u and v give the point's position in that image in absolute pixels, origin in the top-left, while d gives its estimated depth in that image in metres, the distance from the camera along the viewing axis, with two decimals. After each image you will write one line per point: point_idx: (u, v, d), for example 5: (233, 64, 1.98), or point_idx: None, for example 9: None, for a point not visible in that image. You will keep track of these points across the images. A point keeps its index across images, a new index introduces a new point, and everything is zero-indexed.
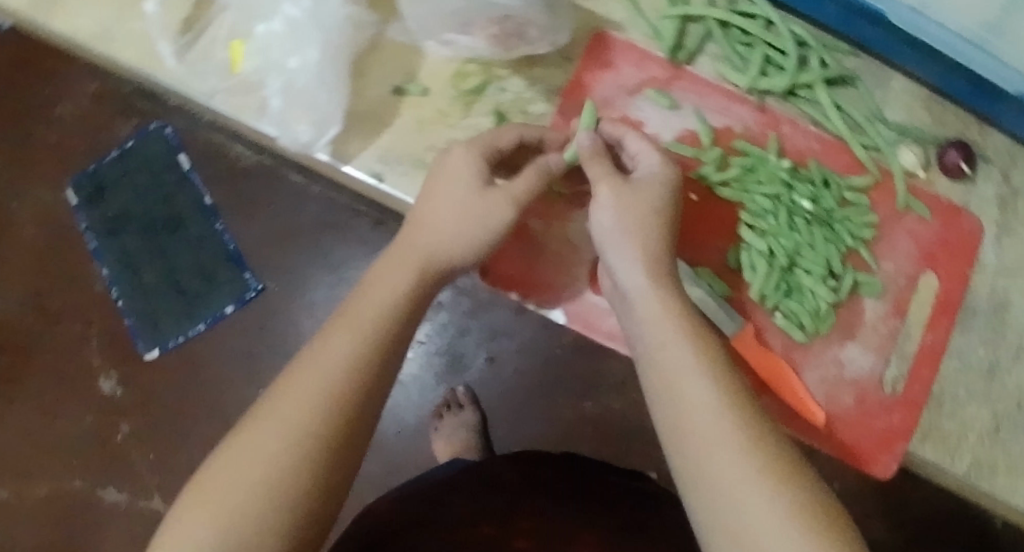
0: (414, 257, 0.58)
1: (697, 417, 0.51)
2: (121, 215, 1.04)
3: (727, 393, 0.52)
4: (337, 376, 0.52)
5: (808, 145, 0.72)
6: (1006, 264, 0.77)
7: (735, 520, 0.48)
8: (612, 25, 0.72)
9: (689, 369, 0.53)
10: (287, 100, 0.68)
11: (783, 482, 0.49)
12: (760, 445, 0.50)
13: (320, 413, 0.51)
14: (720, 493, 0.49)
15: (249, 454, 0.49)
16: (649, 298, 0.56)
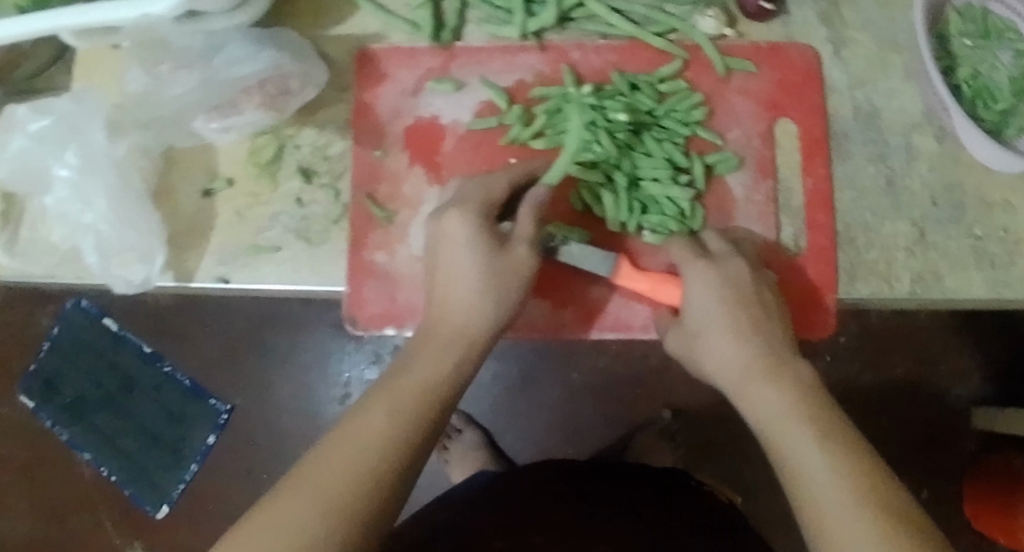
0: (452, 339, 0.58)
1: (777, 425, 0.54)
2: (76, 400, 1.05)
3: (795, 401, 0.55)
4: (368, 439, 0.51)
5: (604, 60, 0.71)
6: (856, 75, 0.74)
7: (828, 520, 0.48)
8: (373, 38, 0.71)
9: (760, 386, 0.57)
10: (111, 250, 0.69)
11: (862, 473, 0.49)
12: (834, 441, 0.51)
13: (350, 478, 0.50)
14: (811, 497, 0.49)
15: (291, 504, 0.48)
16: (718, 330, 0.61)
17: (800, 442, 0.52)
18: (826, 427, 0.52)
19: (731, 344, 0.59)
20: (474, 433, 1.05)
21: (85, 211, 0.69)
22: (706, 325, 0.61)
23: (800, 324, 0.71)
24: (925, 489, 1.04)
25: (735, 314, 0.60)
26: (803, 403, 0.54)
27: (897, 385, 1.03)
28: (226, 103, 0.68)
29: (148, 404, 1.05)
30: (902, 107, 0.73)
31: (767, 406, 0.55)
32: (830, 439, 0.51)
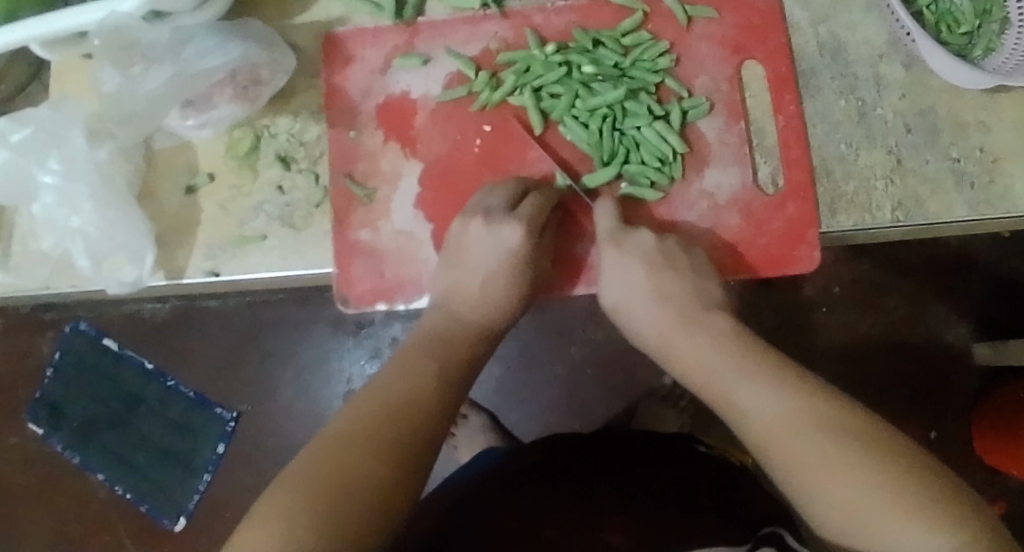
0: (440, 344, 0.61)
1: (709, 366, 0.60)
2: (85, 421, 1.07)
3: (719, 342, 0.61)
4: (406, 392, 0.57)
5: (566, 20, 0.72)
6: (818, 12, 0.74)
7: (767, 431, 0.54)
8: (338, 23, 0.72)
9: (682, 334, 0.62)
10: (99, 254, 0.69)
11: (785, 386, 0.56)
12: (764, 369, 0.57)
13: (387, 410, 0.56)
14: (754, 417, 0.55)
15: (334, 443, 0.53)
16: (633, 291, 0.65)
17: (747, 395, 0.56)
18: (768, 377, 0.56)
19: (660, 308, 0.64)
20: (480, 417, 1.05)
21: (72, 216, 0.68)
22: (636, 303, 0.65)
23: (782, 261, 0.71)
24: (934, 429, 1.03)
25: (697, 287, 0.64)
26: (741, 362, 0.58)
27: (894, 326, 1.03)
28: (200, 98, 0.69)
29: (155, 419, 1.07)
30: (867, 38, 0.74)
31: (699, 360, 0.60)
32: (771, 384, 0.56)
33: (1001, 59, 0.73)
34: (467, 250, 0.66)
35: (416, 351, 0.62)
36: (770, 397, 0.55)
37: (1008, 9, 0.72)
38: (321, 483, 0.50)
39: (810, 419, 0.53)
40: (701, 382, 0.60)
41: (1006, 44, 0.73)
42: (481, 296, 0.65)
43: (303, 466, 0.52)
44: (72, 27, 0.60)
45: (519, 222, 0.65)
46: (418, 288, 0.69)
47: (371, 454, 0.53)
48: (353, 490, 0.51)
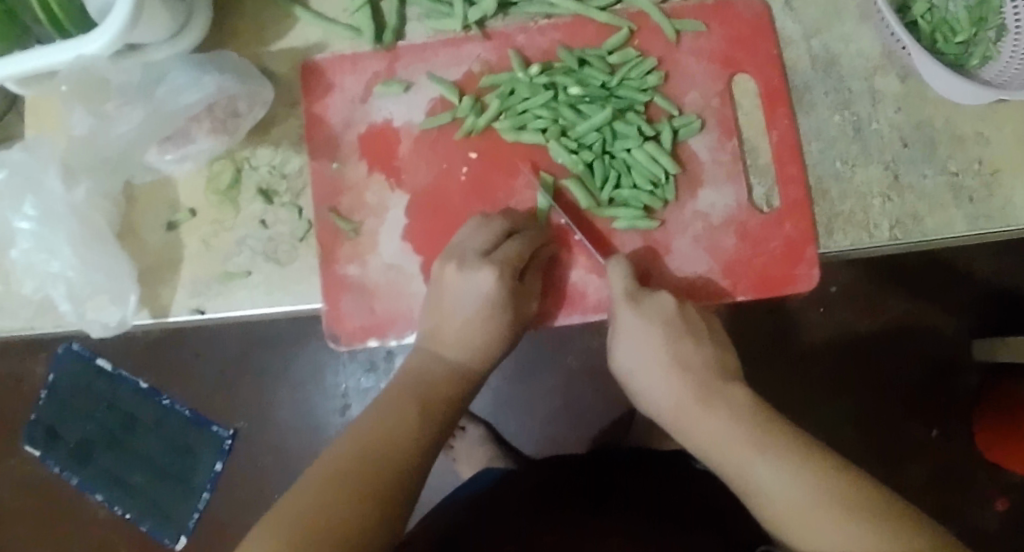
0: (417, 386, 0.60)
1: (719, 447, 0.57)
2: (81, 443, 1.06)
3: (732, 418, 0.57)
4: (389, 436, 0.56)
5: (551, 40, 0.69)
6: (810, 23, 0.72)
7: (788, 517, 0.52)
8: (316, 49, 0.70)
9: (697, 409, 0.59)
10: (83, 295, 0.68)
11: (802, 464, 0.54)
12: (778, 445, 0.55)
13: (369, 458, 0.54)
14: (772, 499, 0.53)
15: (308, 490, 0.52)
16: (641, 350, 0.62)
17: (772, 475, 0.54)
18: (797, 458, 0.54)
19: (668, 379, 0.60)
20: (478, 429, 1.04)
21: (52, 261, 0.67)
22: (653, 381, 0.61)
23: (778, 281, 0.69)
24: (936, 428, 1.02)
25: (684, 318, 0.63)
26: (762, 441, 0.56)
27: (895, 326, 1.02)
28: (176, 133, 0.67)
29: (152, 440, 1.06)
30: (861, 50, 0.72)
31: (714, 436, 0.57)
32: (794, 460, 0.54)
33: (999, 68, 0.71)
34: (444, 296, 0.64)
35: (398, 395, 0.60)
36: (787, 475, 0.53)
37: (1003, 15, 0.70)
38: (325, 543, 0.49)
39: (831, 502, 0.51)
40: (713, 453, 0.57)
41: (1004, 52, 0.71)
42: (470, 334, 0.63)
43: (297, 511, 0.50)
44: (43, 67, 0.58)
45: (494, 268, 0.62)
46: (409, 323, 0.68)
47: (346, 498, 0.51)
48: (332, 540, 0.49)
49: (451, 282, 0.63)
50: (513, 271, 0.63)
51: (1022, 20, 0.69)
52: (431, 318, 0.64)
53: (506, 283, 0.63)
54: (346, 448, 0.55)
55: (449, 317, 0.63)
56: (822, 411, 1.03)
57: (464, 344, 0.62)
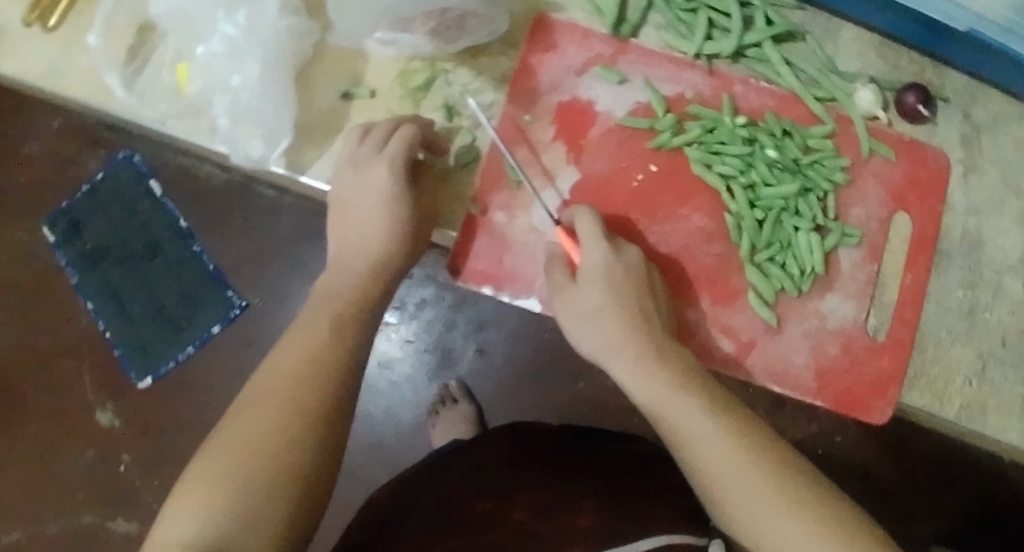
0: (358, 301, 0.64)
1: (678, 425, 0.59)
2: (98, 249, 1.04)
3: (691, 397, 0.60)
4: (319, 358, 0.60)
5: (763, 102, 0.72)
6: (974, 201, 0.77)
7: (737, 501, 0.57)
8: (554, 7, 0.72)
9: (659, 387, 0.60)
10: (240, 119, 0.68)
11: (753, 455, 0.58)
12: (727, 429, 0.59)
13: (302, 377, 0.59)
14: (721, 480, 0.58)
15: (243, 428, 0.56)
16: (608, 325, 0.63)
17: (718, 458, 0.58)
18: (744, 442, 0.58)
19: (635, 344, 0.62)
20: (468, 406, 1.04)
21: (234, 75, 0.67)
22: (616, 353, 0.63)
23: (859, 404, 0.72)
24: None
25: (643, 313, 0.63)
26: (717, 409, 0.60)
27: (880, 496, 1.07)
28: (399, 20, 0.68)
29: (166, 278, 1.03)
30: (1004, 245, 0.77)
31: (672, 408, 0.60)
32: (743, 444, 0.58)
33: None
34: (346, 177, 0.66)
35: (316, 316, 0.63)
36: (741, 462, 0.57)
37: None
38: (255, 470, 0.54)
39: (783, 497, 0.56)
40: (670, 427, 0.60)
41: None
42: (370, 223, 0.65)
43: (232, 446, 0.55)
44: None
45: (382, 165, 0.64)
46: (528, 288, 0.69)
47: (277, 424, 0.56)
48: (259, 467, 0.55)
49: (362, 164, 0.65)
50: (405, 163, 0.65)
51: None
52: (340, 219, 0.66)
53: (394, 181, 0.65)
54: (284, 376, 0.59)
55: (365, 219, 0.65)
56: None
57: (370, 252, 0.65)
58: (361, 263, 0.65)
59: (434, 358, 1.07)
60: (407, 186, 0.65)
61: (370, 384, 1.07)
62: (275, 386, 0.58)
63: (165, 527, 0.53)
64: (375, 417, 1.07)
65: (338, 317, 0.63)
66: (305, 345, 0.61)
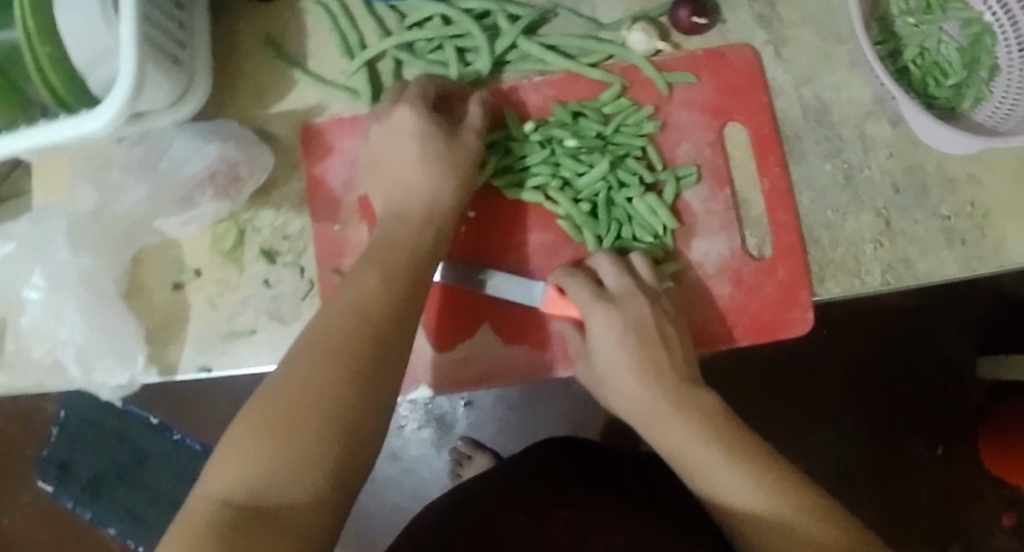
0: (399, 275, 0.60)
1: (694, 454, 0.60)
2: (95, 477, 1.08)
3: (701, 428, 0.61)
4: (365, 297, 0.58)
5: (544, 95, 0.71)
6: (802, 71, 0.73)
7: (749, 526, 0.57)
8: (314, 111, 0.71)
9: (670, 420, 0.61)
10: (91, 358, 0.71)
11: (765, 477, 0.58)
12: (739, 454, 0.59)
13: (351, 317, 0.57)
14: (733, 506, 0.58)
15: (289, 371, 0.54)
16: (616, 372, 0.64)
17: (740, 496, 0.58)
18: (741, 453, 0.59)
19: (638, 388, 0.63)
20: (484, 456, 1.01)
21: (60, 327, 0.71)
22: (623, 391, 0.64)
23: (775, 326, 0.70)
24: (941, 445, 1.01)
25: (639, 349, 0.63)
26: (728, 439, 0.60)
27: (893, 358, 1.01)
28: (181, 199, 0.70)
29: (164, 473, 1.07)
30: (852, 97, 0.73)
31: (682, 441, 0.61)
32: (753, 469, 0.58)
33: (990, 109, 0.73)
34: (383, 145, 0.66)
35: (365, 265, 0.61)
36: (751, 488, 0.58)
37: (996, 57, 0.73)
38: (302, 413, 0.52)
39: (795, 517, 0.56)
40: (680, 458, 0.61)
41: (995, 93, 0.73)
42: (420, 183, 0.64)
43: (283, 388, 0.53)
44: (48, 141, 0.62)
45: (407, 104, 0.65)
46: (414, 379, 0.70)
47: (322, 364, 0.54)
48: (317, 404, 0.53)
49: (399, 119, 0.65)
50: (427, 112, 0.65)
51: (1014, 61, 0.72)
52: (376, 175, 0.67)
53: (426, 116, 0.65)
54: (330, 317, 0.57)
55: (393, 172, 0.66)
56: (827, 436, 1.02)
57: (421, 196, 0.64)
58: (407, 210, 0.64)
59: (434, 429, 1.06)
60: (447, 138, 0.65)
61: (387, 480, 1.07)
62: (342, 340, 0.55)
63: (209, 483, 0.51)
64: (406, 506, 1.06)
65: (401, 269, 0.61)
66: (364, 282, 0.59)
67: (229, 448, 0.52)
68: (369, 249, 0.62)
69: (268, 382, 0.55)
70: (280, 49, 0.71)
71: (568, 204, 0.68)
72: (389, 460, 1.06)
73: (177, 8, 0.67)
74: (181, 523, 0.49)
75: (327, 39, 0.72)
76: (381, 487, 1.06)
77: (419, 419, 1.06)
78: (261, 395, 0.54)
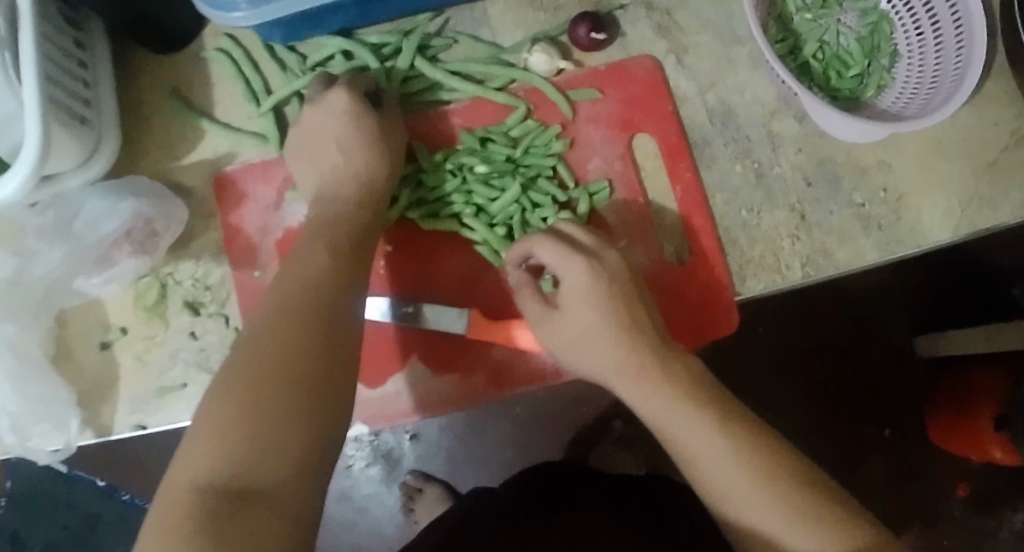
0: (327, 255, 0.61)
1: (701, 446, 0.57)
2: (50, 544, 1.02)
3: (710, 418, 0.58)
4: (314, 275, 0.59)
5: (451, 125, 0.71)
6: (704, 75, 0.74)
7: (758, 520, 0.55)
8: (225, 159, 0.72)
9: (679, 411, 0.58)
10: (25, 426, 0.69)
11: (772, 472, 0.55)
12: (748, 446, 0.56)
13: (303, 294, 0.58)
14: (743, 500, 0.55)
15: (246, 353, 0.54)
16: (614, 370, 0.61)
17: (716, 469, 0.56)
18: (749, 444, 0.57)
19: (642, 383, 0.60)
20: (435, 488, 1.01)
21: None
22: (627, 385, 0.61)
23: (699, 328, 0.72)
24: (890, 427, 1.03)
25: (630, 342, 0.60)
26: (734, 431, 0.57)
27: (839, 337, 1.02)
28: (99, 259, 0.69)
29: (118, 536, 1.02)
30: (756, 98, 0.74)
31: (688, 434, 0.58)
32: (762, 467, 0.56)
33: (893, 96, 0.74)
34: (313, 135, 0.67)
35: (314, 246, 0.62)
36: (757, 487, 0.55)
37: (894, 43, 0.74)
38: (271, 384, 0.52)
39: (806, 509, 0.54)
40: (685, 452, 0.58)
41: (897, 79, 0.74)
42: (346, 170, 0.66)
43: (244, 365, 0.53)
44: None
45: (345, 90, 0.66)
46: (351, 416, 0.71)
47: (281, 338, 0.55)
48: (283, 374, 0.53)
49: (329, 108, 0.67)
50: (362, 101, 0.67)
51: (912, 46, 0.73)
52: (305, 163, 0.68)
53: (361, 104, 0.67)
54: (281, 297, 0.57)
55: (330, 158, 0.66)
56: (791, 419, 1.04)
57: (352, 182, 0.65)
58: (343, 193, 0.65)
59: (382, 467, 1.05)
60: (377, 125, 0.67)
61: (342, 521, 1.05)
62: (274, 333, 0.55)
63: (186, 472, 0.50)
64: (363, 545, 1.06)
65: (341, 244, 0.62)
66: (311, 262, 0.60)
67: (198, 437, 0.51)
68: (318, 230, 0.63)
69: (227, 365, 0.54)
70: (187, 100, 0.72)
71: (484, 230, 0.69)
72: (338, 499, 1.05)
73: (78, 66, 0.66)
74: (167, 513, 0.48)
75: (232, 86, 0.72)
76: (336, 529, 1.05)
77: (366, 457, 1.05)
78: (223, 376, 0.53)
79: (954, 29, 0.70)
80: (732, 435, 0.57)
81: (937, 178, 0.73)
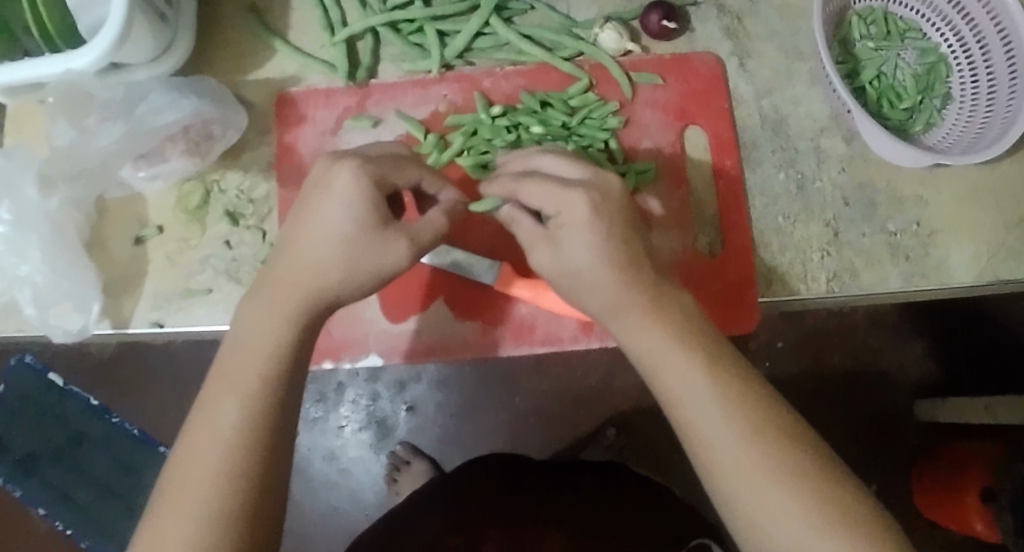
0: (272, 326, 0.51)
1: (697, 413, 0.52)
2: (29, 456, 0.98)
3: (715, 380, 0.52)
4: (264, 335, 0.51)
5: (514, 85, 0.73)
6: (762, 82, 0.76)
7: (749, 503, 0.50)
8: (291, 81, 0.74)
9: (684, 369, 0.53)
10: (48, 303, 0.70)
11: (770, 443, 0.51)
12: (749, 412, 0.51)
13: (259, 352, 0.51)
14: (735, 477, 0.50)
15: (203, 422, 0.49)
16: (617, 322, 0.55)
17: (729, 455, 0.50)
18: (752, 407, 0.52)
19: (649, 334, 0.54)
20: (422, 464, 0.98)
21: (21, 265, 0.69)
22: (636, 341, 0.54)
23: (723, 320, 0.73)
24: (875, 483, 1.00)
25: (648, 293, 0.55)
26: (737, 394, 0.52)
27: (840, 384, 1.00)
28: (152, 152, 0.70)
29: (100, 456, 0.98)
30: (809, 112, 0.76)
31: (691, 397, 0.52)
32: (762, 438, 0.51)
33: (940, 134, 0.76)
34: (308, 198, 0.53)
35: (259, 313, 0.52)
36: (750, 457, 0.50)
37: (949, 85, 0.76)
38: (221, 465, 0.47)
39: (801, 488, 0.49)
40: (681, 414, 0.52)
41: (946, 120, 0.76)
42: (316, 261, 0.52)
43: (199, 435, 0.49)
44: (28, 79, 0.61)
45: (353, 167, 0.52)
46: (365, 348, 0.71)
47: (235, 402, 0.49)
48: (229, 450, 0.48)
49: (328, 179, 0.52)
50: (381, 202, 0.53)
51: (966, 91, 0.76)
52: (294, 230, 0.53)
53: (369, 187, 0.52)
54: (233, 359, 0.50)
55: (301, 236, 0.53)
56: None
57: (309, 277, 0.52)
58: (292, 286, 0.52)
59: (373, 433, 1.02)
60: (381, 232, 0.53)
61: (323, 480, 1.02)
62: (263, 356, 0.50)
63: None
64: (339, 509, 1.02)
65: (290, 308, 0.52)
66: (260, 323, 0.51)
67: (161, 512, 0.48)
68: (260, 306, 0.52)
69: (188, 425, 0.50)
70: (265, 19, 0.74)
71: None
72: (323, 458, 1.03)
73: None
74: None
75: (311, 14, 0.74)
76: (316, 488, 1.02)
77: (360, 421, 1.02)
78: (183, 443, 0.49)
79: (1008, 74, 0.73)
80: (736, 396, 0.52)
81: (970, 220, 0.75)
